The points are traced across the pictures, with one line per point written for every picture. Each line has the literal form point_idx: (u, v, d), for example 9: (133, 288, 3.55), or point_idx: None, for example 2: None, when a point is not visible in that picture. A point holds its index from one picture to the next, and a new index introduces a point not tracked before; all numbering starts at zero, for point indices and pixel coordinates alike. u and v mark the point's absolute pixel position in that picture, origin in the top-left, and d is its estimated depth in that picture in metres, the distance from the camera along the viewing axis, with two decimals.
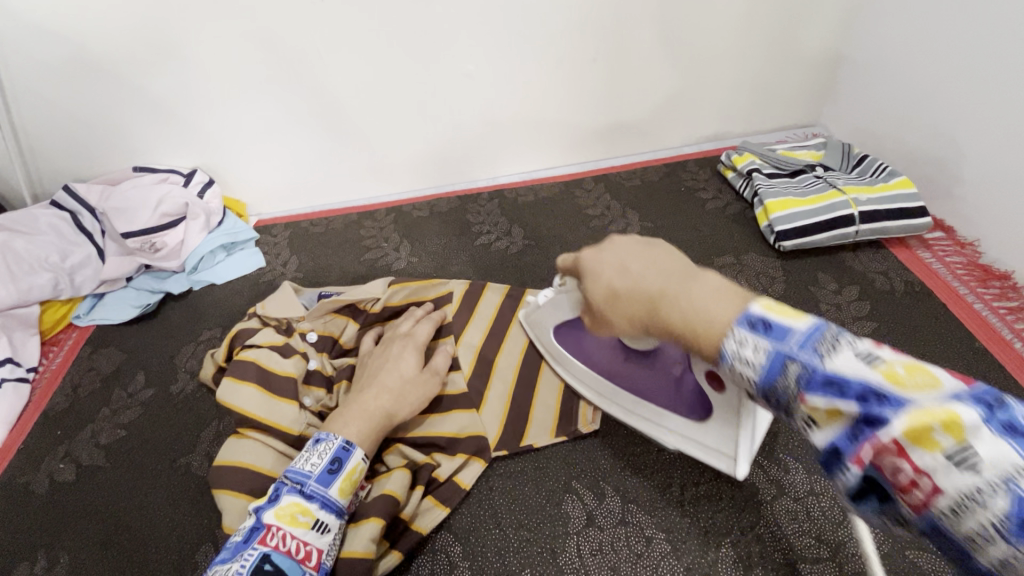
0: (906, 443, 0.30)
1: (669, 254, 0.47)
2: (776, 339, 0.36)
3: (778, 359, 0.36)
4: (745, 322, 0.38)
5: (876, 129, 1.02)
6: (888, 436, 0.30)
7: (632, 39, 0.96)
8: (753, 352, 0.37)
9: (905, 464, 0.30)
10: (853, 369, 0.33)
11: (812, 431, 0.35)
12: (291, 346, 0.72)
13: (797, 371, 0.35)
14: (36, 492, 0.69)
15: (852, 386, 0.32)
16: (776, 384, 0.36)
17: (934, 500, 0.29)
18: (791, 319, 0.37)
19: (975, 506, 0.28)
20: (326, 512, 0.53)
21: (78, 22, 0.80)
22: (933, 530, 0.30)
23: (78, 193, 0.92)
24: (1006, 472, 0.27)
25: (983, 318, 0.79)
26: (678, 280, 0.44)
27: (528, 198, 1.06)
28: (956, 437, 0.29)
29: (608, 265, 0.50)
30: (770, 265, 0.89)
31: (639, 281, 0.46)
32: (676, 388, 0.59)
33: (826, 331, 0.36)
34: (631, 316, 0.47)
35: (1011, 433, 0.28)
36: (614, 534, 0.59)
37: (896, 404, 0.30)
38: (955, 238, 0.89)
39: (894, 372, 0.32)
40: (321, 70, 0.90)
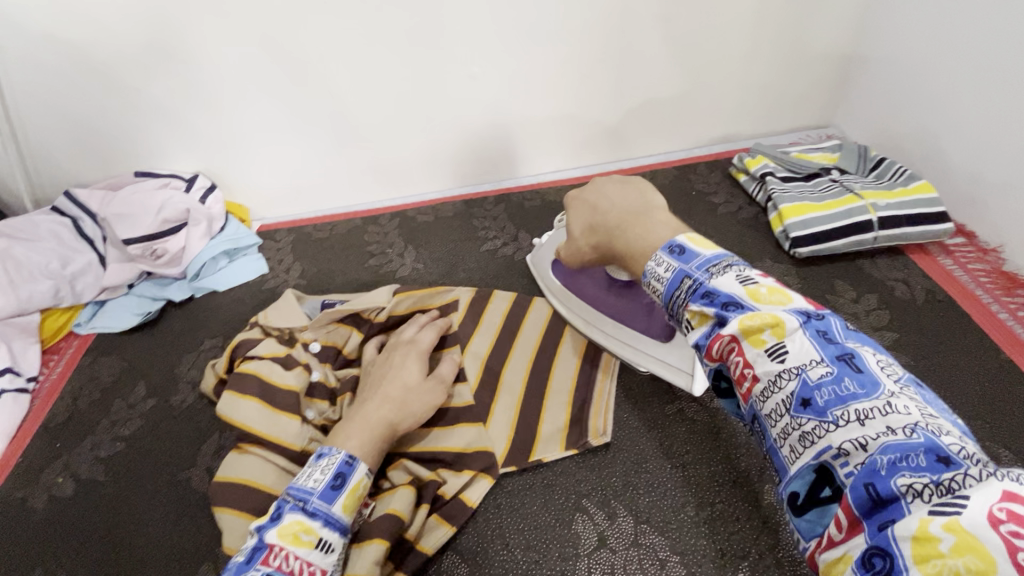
0: (741, 340, 0.43)
1: (635, 196, 0.64)
2: (683, 262, 0.50)
3: (679, 277, 0.50)
4: (667, 250, 0.52)
5: (893, 130, 0.99)
6: (727, 332, 0.43)
7: (642, 40, 0.94)
8: (664, 271, 0.51)
9: (737, 357, 0.43)
10: (728, 286, 0.46)
11: (687, 334, 0.48)
12: (294, 357, 0.71)
13: (689, 285, 0.48)
14: (34, 507, 0.67)
15: (721, 297, 0.46)
16: (673, 296, 0.50)
17: (754, 387, 0.43)
18: (701, 249, 0.50)
19: (776, 389, 0.41)
20: (330, 530, 0.51)
21: (77, 26, 0.79)
22: (754, 421, 0.44)
23: (79, 199, 0.90)
24: (803, 363, 0.40)
25: (1009, 328, 0.76)
26: (633, 216, 0.61)
27: (536, 202, 1.04)
28: (777, 334, 0.42)
29: (584, 206, 0.67)
30: (785, 272, 0.86)
31: (608, 216, 0.63)
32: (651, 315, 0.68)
33: (724, 260, 0.49)
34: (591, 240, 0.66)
35: (822, 339, 0.41)
36: (627, 557, 0.57)
37: (745, 309, 0.44)
38: (977, 244, 0.86)
39: (757, 291, 0.45)
40: (324, 73, 0.88)
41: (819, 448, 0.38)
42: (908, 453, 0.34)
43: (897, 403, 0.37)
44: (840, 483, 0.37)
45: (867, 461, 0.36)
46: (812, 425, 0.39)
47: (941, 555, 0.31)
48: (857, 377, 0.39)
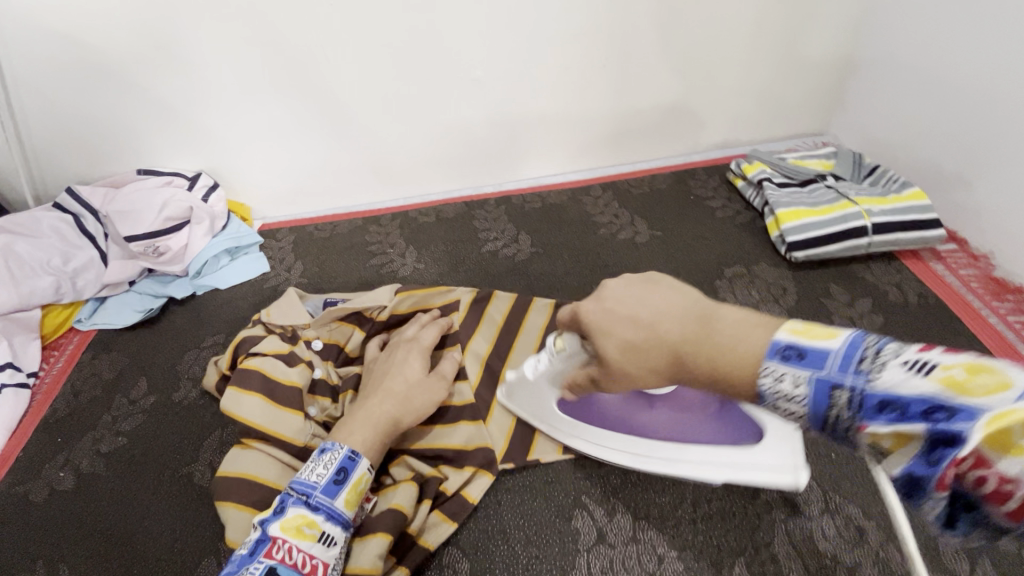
0: (988, 453, 0.34)
1: (678, 294, 0.52)
2: (814, 368, 0.42)
3: (825, 390, 0.42)
4: (774, 354, 0.44)
5: (887, 138, 1.01)
6: (966, 449, 0.35)
7: (642, 45, 0.95)
8: (792, 384, 0.43)
9: (984, 472, 0.34)
10: (913, 388, 0.38)
11: (888, 464, 0.40)
12: (297, 354, 0.72)
13: (846, 398, 0.41)
14: (34, 502, 0.67)
15: (913, 405, 0.38)
16: (828, 414, 0.42)
17: (1019, 502, 0.34)
18: (823, 346, 0.43)
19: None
20: (332, 524, 0.52)
21: (84, 23, 0.80)
22: (992, 520, 0.36)
23: (81, 195, 0.91)
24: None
25: (999, 332, 0.78)
26: (695, 320, 0.49)
27: (536, 204, 1.05)
28: (1011, 437, 0.34)
29: (603, 323, 0.54)
30: (781, 276, 0.87)
31: (658, 329, 0.50)
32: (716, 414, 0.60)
33: (865, 351, 0.41)
34: (649, 365, 0.51)
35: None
36: (626, 552, 0.58)
37: (965, 416, 0.36)
38: (967, 250, 0.88)
39: (953, 378, 0.37)
40: (329, 74, 0.89)
41: None
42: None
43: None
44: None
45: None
46: None
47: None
48: None
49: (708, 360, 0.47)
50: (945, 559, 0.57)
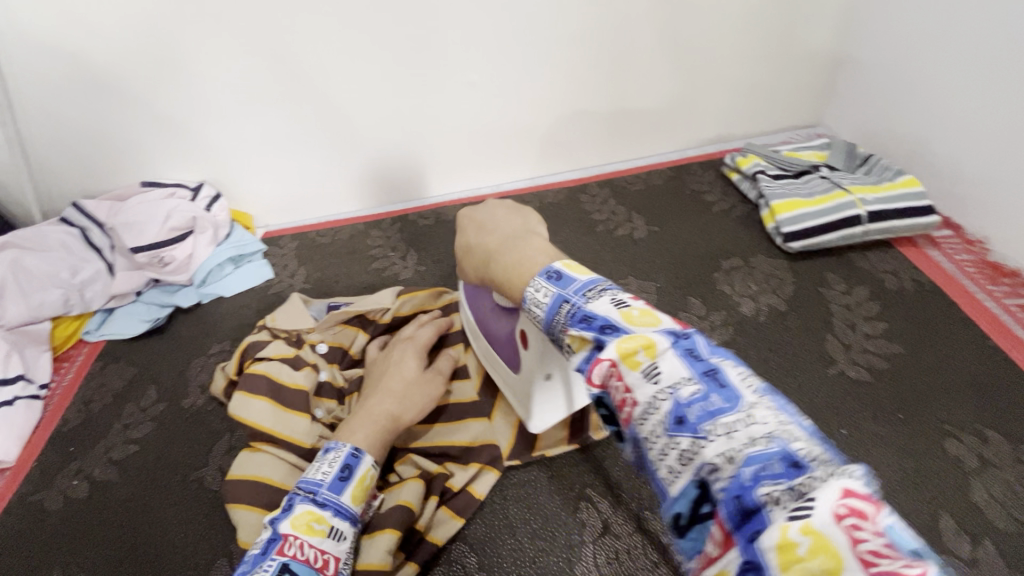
0: (619, 363, 0.32)
1: (520, 220, 0.53)
2: (561, 286, 0.39)
3: (557, 302, 0.38)
4: (544, 273, 0.41)
5: (880, 128, 1.02)
6: (606, 357, 0.33)
7: (635, 44, 0.96)
8: (543, 295, 0.39)
9: (619, 382, 0.32)
10: (604, 309, 0.35)
11: (569, 361, 0.37)
12: (302, 358, 0.72)
13: (567, 310, 0.37)
14: (49, 510, 0.69)
15: (599, 320, 0.35)
16: (553, 321, 0.38)
17: (634, 412, 0.31)
18: (579, 273, 0.40)
19: (652, 410, 0.30)
20: (340, 519, 0.53)
21: (86, 40, 0.81)
22: (634, 448, 0.32)
23: (87, 209, 0.93)
24: (676, 381, 0.30)
25: (996, 315, 0.79)
26: (511, 240, 0.49)
27: (534, 204, 1.06)
28: (650, 354, 0.32)
29: (470, 223, 0.55)
30: (779, 267, 0.88)
31: (489, 235, 0.52)
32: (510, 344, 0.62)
33: (602, 282, 0.38)
34: (474, 268, 0.53)
35: (690, 355, 0.31)
36: (631, 543, 0.59)
37: (620, 332, 0.33)
38: (963, 236, 0.89)
39: (630, 312, 0.35)
40: (328, 83, 0.91)
41: (694, 468, 0.28)
42: (764, 461, 0.26)
43: (759, 414, 0.28)
44: (717, 502, 0.27)
45: (734, 476, 0.26)
46: (688, 447, 0.28)
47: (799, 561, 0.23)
48: (726, 393, 0.29)
49: (501, 269, 0.46)
50: (946, 539, 0.59)
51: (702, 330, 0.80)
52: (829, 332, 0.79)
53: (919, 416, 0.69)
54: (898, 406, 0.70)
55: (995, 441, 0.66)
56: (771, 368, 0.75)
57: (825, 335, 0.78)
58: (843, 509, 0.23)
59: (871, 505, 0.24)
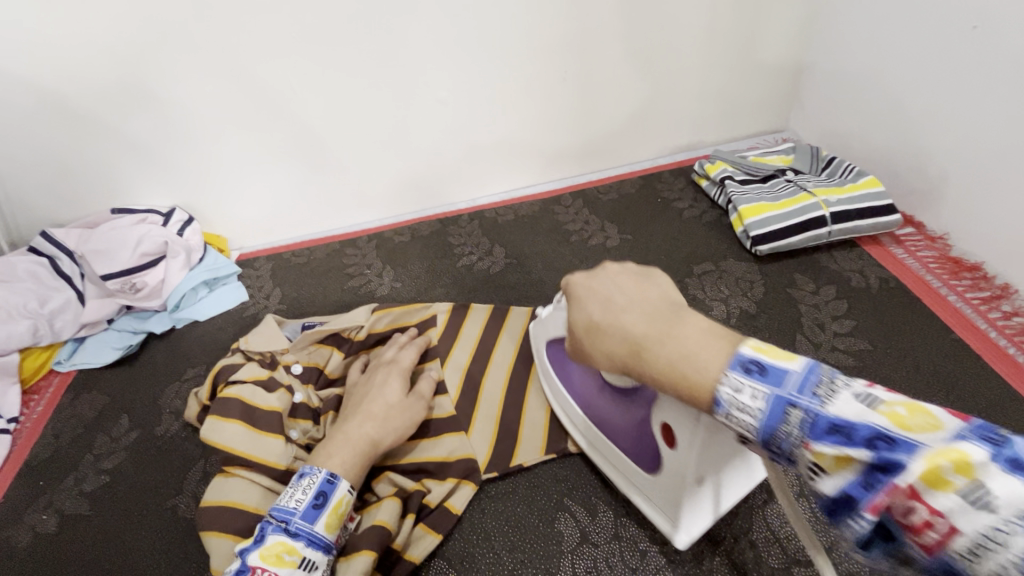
0: (920, 486, 0.30)
1: (658, 296, 0.50)
2: (775, 385, 0.37)
3: (780, 406, 0.37)
4: (737, 365, 0.39)
5: (842, 131, 1.05)
6: (903, 481, 0.31)
7: (602, 57, 0.99)
8: (750, 398, 0.38)
9: (921, 506, 0.30)
10: (859, 415, 0.34)
11: (817, 480, 0.35)
12: (276, 379, 0.72)
13: (800, 417, 0.36)
14: (17, 547, 0.67)
15: (860, 430, 0.33)
16: (777, 432, 0.37)
17: (950, 543, 0.29)
18: (786, 361, 0.38)
19: (990, 544, 0.28)
20: (313, 549, 0.52)
21: (51, 68, 0.81)
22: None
23: (55, 238, 0.91)
24: (1017, 509, 0.28)
25: (958, 309, 0.81)
26: (661, 323, 0.46)
27: (508, 217, 1.07)
28: (967, 474, 0.29)
29: (595, 297, 0.53)
30: (749, 270, 0.90)
31: (623, 317, 0.49)
32: (639, 438, 0.58)
33: (823, 374, 0.37)
34: (612, 354, 0.49)
35: (1017, 471, 0.29)
36: (609, 550, 0.59)
37: (904, 446, 0.32)
38: (925, 233, 0.91)
39: (896, 415, 0.33)
40: (298, 104, 0.91)
41: None
42: None
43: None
44: None
45: None
46: None
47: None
48: None
49: (664, 358, 0.43)
50: None
51: None
52: (799, 331, 0.80)
53: None
54: None
55: None
56: None
57: (796, 335, 0.80)
58: None
59: None
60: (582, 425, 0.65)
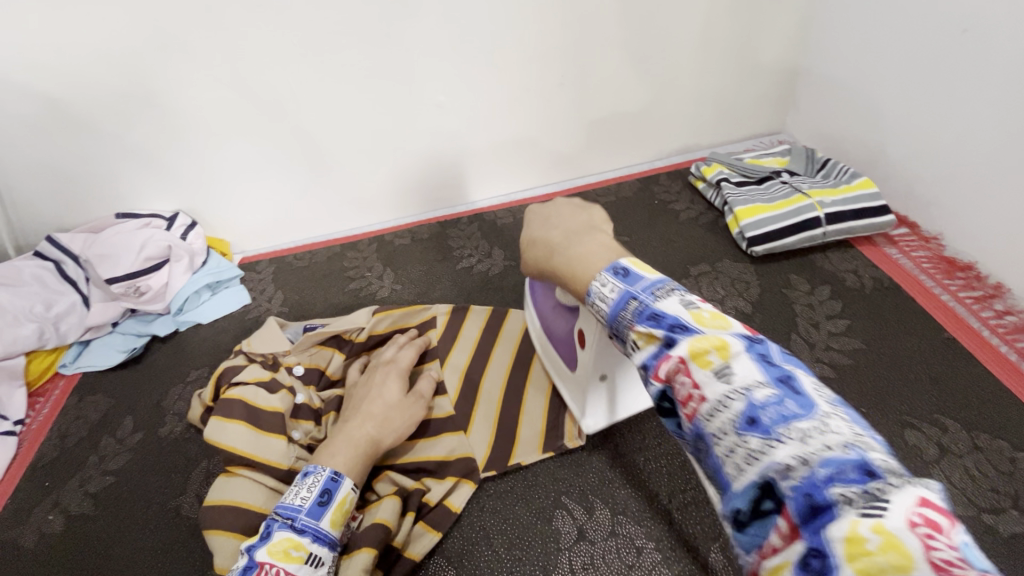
0: (689, 361, 0.35)
1: (584, 217, 0.57)
2: (629, 284, 0.43)
3: (625, 298, 0.42)
4: (611, 271, 0.45)
5: (837, 133, 1.06)
6: (678, 355, 0.36)
7: (597, 62, 1.00)
8: (610, 291, 0.43)
9: (686, 378, 0.35)
10: (674, 309, 0.39)
11: (632, 356, 0.40)
12: (278, 381, 0.73)
13: (635, 307, 0.41)
14: (24, 547, 0.68)
15: (668, 319, 0.38)
16: (619, 317, 0.42)
17: (700, 409, 0.34)
18: (647, 273, 0.44)
19: (721, 408, 0.33)
20: (319, 545, 0.53)
21: (56, 77, 0.82)
22: (697, 443, 0.34)
23: (60, 242, 0.93)
24: (750, 383, 0.33)
25: (952, 308, 0.82)
26: (575, 237, 0.53)
27: (507, 220, 1.08)
28: (724, 356, 0.35)
29: (535, 218, 0.60)
30: (745, 271, 0.91)
31: (550, 231, 0.56)
32: (568, 342, 0.67)
33: (668, 284, 0.42)
34: (533, 261, 0.57)
35: (764, 361, 0.34)
36: (605, 547, 0.60)
37: (691, 332, 0.37)
38: (919, 233, 0.92)
39: (701, 315, 0.38)
40: (298, 110, 0.93)
41: (762, 464, 0.30)
42: (839, 465, 0.28)
43: (834, 423, 0.30)
44: (781, 498, 0.29)
45: (806, 475, 0.28)
46: (757, 445, 0.31)
47: (867, 555, 0.25)
48: (800, 399, 0.32)
49: (566, 260, 0.51)
50: None
51: None
52: (793, 331, 0.81)
53: (882, 409, 0.71)
54: (861, 401, 0.72)
55: (954, 429, 0.68)
56: None
57: (790, 335, 0.80)
58: (918, 517, 0.25)
59: (942, 519, 0.25)
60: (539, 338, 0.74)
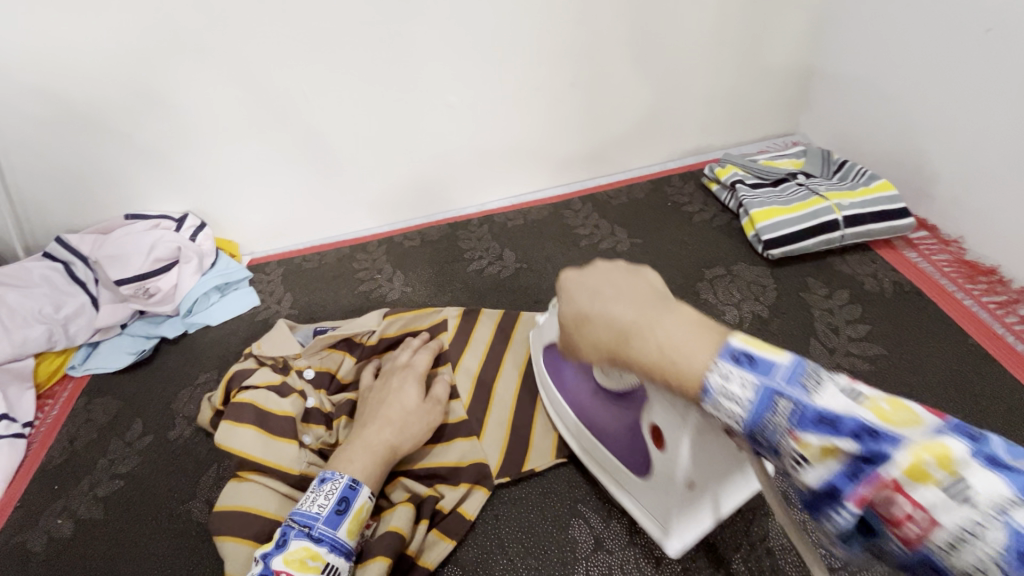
0: (905, 483, 0.30)
1: (647, 288, 0.45)
2: (763, 374, 0.35)
3: (767, 395, 0.35)
4: (726, 354, 0.36)
5: (853, 134, 1.05)
6: (890, 475, 0.31)
7: (610, 62, 0.99)
8: (738, 386, 0.35)
9: (906, 503, 0.30)
10: (846, 407, 0.32)
11: (801, 471, 0.34)
12: (289, 385, 0.72)
13: (787, 408, 0.34)
14: (33, 552, 0.67)
15: (846, 422, 0.32)
16: (765, 422, 0.35)
17: (930, 535, 0.30)
18: (773, 352, 0.36)
19: (974, 542, 0.28)
20: (336, 555, 0.52)
21: (66, 76, 0.82)
22: (926, 566, 0.31)
23: (70, 244, 0.92)
24: (1001, 503, 0.28)
25: (974, 314, 0.80)
26: (650, 313, 0.41)
27: (518, 222, 1.07)
28: (950, 469, 0.29)
29: (582, 289, 0.47)
30: (761, 274, 0.89)
31: (609, 306, 0.44)
32: (628, 442, 0.57)
33: (809, 366, 0.35)
34: (597, 345, 0.45)
35: (998, 465, 0.29)
36: (624, 557, 0.59)
37: (890, 440, 0.31)
38: (939, 236, 0.91)
39: (881, 409, 0.32)
40: (309, 110, 0.92)
41: None
42: None
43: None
44: None
45: None
46: None
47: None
48: None
49: (654, 348, 0.39)
50: None
51: None
52: (812, 336, 0.79)
53: None
54: None
55: None
56: None
57: (809, 340, 0.79)
58: None
59: None
60: (574, 428, 0.64)
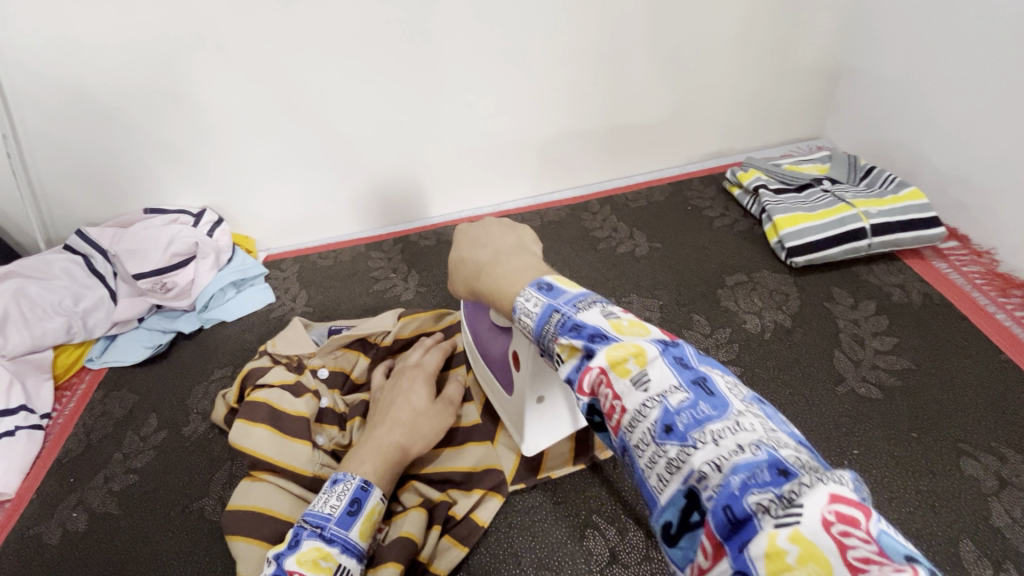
0: (609, 371, 0.35)
1: (515, 238, 0.55)
2: (552, 297, 0.42)
3: (547, 312, 0.42)
4: (534, 285, 0.44)
5: (882, 140, 1.02)
6: (598, 365, 0.36)
7: (633, 62, 0.97)
8: (534, 305, 0.43)
9: (608, 390, 0.35)
10: (593, 319, 0.39)
11: (560, 370, 0.40)
12: (303, 384, 0.72)
13: (557, 320, 0.40)
14: (48, 544, 0.68)
15: (589, 329, 0.38)
16: (543, 331, 0.41)
17: (624, 418, 0.34)
18: (570, 287, 0.43)
19: (642, 417, 0.33)
20: (348, 556, 0.52)
21: (89, 72, 0.82)
22: (625, 455, 0.35)
23: (90, 237, 0.93)
24: (665, 389, 0.33)
25: (1008, 329, 0.77)
26: (502, 257, 0.51)
27: (535, 223, 1.06)
28: (641, 363, 0.35)
29: (462, 236, 0.58)
30: (783, 282, 0.87)
31: (476, 258, 0.54)
32: (502, 367, 0.63)
33: (591, 295, 0.41)
34: (463, 283, 0.55)
35: (679, 365, 0.34)
36: (640, 571, 0.57)
37: (610, 340, 0.36)
38: (970, 247, 0.88)
39: (620, 323, 0.38)
40: (326, 105, 0.91)
41: (684, 471, 0.30)
42: (753, 470, 0.28)
43: (746, 421, 0.31)
44: (705, 508, 0.29)
45: (722, 484, 0.28)
46: (675, 451, 0.31)
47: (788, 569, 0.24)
48: (713, 400, 0.32)
49: (493, 280, 0.49)
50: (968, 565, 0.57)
51: (707, 348, 0.79)
52: (837, 348, 0.77)
53: (933, 434, 0.67)
54: (911, 424, 0.68)
55: (1013, 459, 0.64)
56: (780, 387, 0.74)
57: (834, 352, 0.77)
58: (832, 516, 0.24)
59: (862, 513, 0.25)
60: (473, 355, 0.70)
